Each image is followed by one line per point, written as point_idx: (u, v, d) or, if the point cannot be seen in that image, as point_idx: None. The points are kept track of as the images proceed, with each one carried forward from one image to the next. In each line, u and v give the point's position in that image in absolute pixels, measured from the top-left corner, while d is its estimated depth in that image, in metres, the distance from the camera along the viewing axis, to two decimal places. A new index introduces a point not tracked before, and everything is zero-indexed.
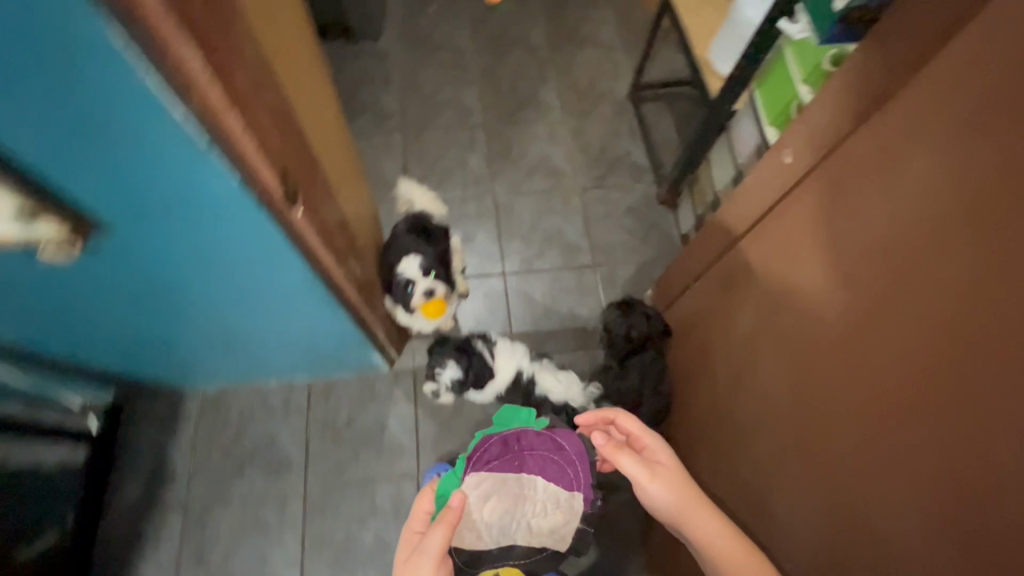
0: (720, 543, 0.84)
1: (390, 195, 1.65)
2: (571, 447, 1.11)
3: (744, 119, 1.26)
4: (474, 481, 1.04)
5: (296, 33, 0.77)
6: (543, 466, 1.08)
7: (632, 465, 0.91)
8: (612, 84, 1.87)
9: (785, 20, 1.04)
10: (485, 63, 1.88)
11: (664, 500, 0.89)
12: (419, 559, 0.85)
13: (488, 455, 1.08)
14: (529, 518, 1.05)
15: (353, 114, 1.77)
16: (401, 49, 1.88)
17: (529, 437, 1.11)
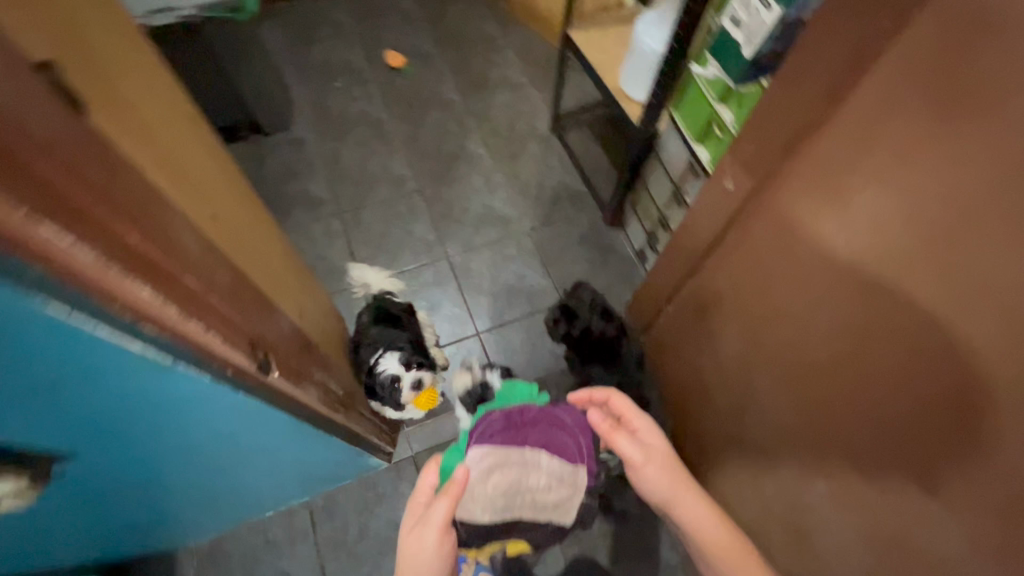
0: (706, 528, 0.78)
1: (344, 283, 1.60)
2: (574, 422, 1.00)
3: (670, 138, 1.30)
4: (475, 454, 0.93)
5: (219, 181, 0.74)
6: (547, 436, 0.97)
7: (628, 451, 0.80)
8: (532, 122, 1.91)
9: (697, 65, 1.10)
10: (404, 128, 1.88)
11: (660, 488, 0.79)
12: (423, 532, 0.82)
13: (491, 429, 0.98)
14: (533, 493, 0.94)
15: (284, 210, 1.71)
16: (316, 133, 1.85)
17: (533, 412, 1.00)
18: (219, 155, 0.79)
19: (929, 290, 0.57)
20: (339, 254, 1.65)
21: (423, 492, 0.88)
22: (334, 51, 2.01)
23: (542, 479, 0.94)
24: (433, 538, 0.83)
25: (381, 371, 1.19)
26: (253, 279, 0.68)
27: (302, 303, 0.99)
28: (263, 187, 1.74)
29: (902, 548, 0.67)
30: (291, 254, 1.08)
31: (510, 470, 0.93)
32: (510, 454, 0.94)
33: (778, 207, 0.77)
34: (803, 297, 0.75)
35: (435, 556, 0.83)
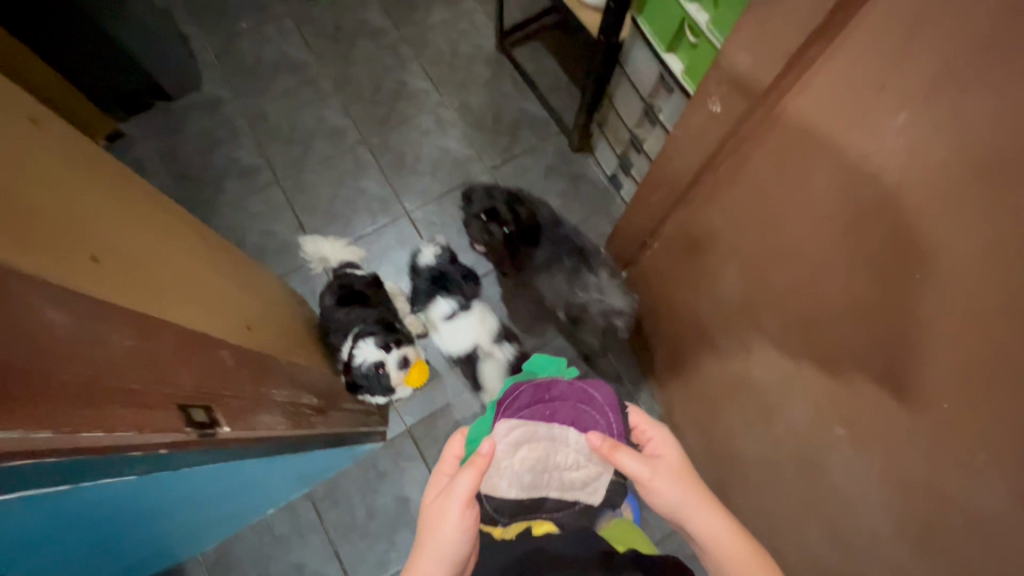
0: (725, 541, 0.71)
1: (299, 260, 1.45)
2: (605, 401, 0.91)
3: (636, 48, 1.14)
4: (499, 429, 0.87)
5: (100, 197, 0.59)
6: (574, 411, 0.90)
7: (632, 465, 0.76)
8: (476, 41, 1.68)
9: None
10: (333, 69, 1.63)
11: (672, 503, 0.74)
12: (446, 503, 0.74)
13: (519, 402, 0.93)
14: (561, 470, 0.85)
15: (214, 186, 1.51)
16: (233, 89, 1.60)
17: (562, 387, 0.93)
18: (87, 162, 0.63)
19: (967, 223, 0.49)
20: (288, 227, 1.48)
21: (448, 464, 0.83)
22: None
23: (567, 454, 0.85)
24: (455, 509, 0.74)
25: (360, 359, 1.08)
26: (177, 317, 0.56)
27: (252, 308, 0.87)
28: (184, 162, 1.52)
29: (926, 485, 0.64)
30: (228, 251, 0.94)
31: (533, 444, 0.86)
32: (535, 428, 0.87)
33: (783, 131, 0.66)
34: (815, 234, 0.67)
35: (457, 530, 0.73)
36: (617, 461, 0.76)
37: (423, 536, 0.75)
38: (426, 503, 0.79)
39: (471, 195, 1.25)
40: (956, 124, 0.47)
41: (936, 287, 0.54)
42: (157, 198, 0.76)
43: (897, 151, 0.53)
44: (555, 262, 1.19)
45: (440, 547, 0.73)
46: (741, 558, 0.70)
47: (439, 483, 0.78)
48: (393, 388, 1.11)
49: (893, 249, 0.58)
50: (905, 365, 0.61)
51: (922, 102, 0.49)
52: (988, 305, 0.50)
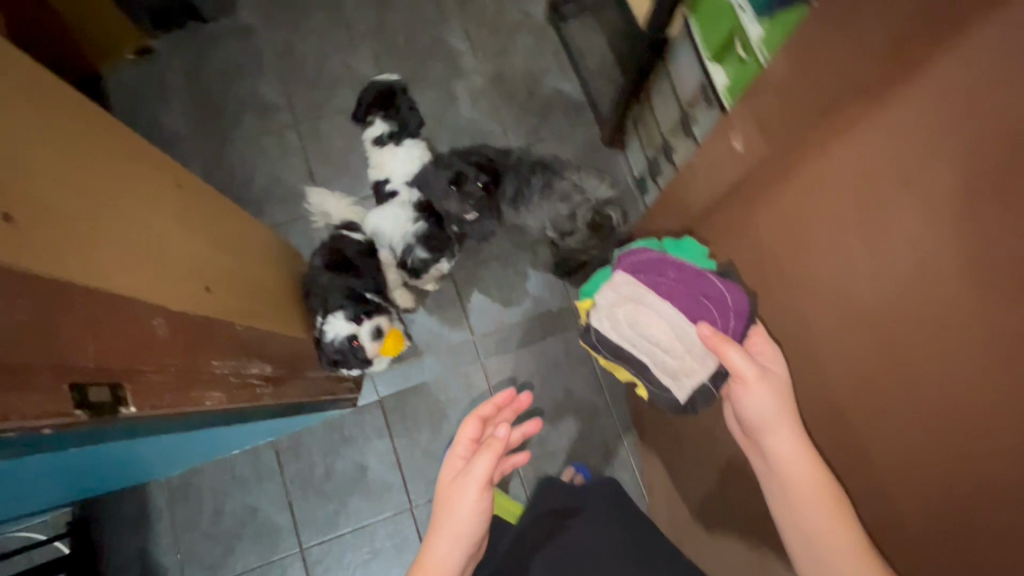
0: (799, 471, 0.63)
1: (302, 209, 1.42)
2: (733, 304, 0.72)
3: (683, 50, 1.03)
4: (612, 280, 0.79)
5: (46, 143, 0.56)
6: (694, 297, 0.74)
7: (740, 364, 0.66)
8: (526, 6, 1.56)
9: None
10: (369, 14, 1.54)
11: (761, 410, 0.65)
12: (462, 483, 0.76)
13: (642, 261, 0.80)
14: (655, 349, 0.75)
15: (232, 119, 1.47)
16: (265, 19, 1.53)
17: (690, 271, 0.76)
18: (49, 100, 0.60)
19: (963, 354, 0.42)
20: (297, 175, 1.44)
21: (463, 448, 0.82)
22: None
23: (667, 333, 0.74)
24: (473, 488, 0.76)
25: (330, 332, 1.07)
26: (105, 280, 0.54)
27: (222, 265, 0.84)
28: (207, 88, 1.48)
29: None
30: (211, 200, 0.92)
31: (637, 306, 0.76)
32: (646, 294, 0.76)
33: (800, 189, 0.58)
34: (811, 309, 0.60)
35: (472, 507, 0.76)
36: (722, 355, 0.67)
37: (442, 511, 0.78)
38: (441, 480, 0.82)
39: (428, 182, 1.23)
40: (976, 238, 0.40)
41: (922, 414, 0.47)
42: (128, 142, 0.73)
43: (907, 247, 0.46)
44: (525, 188, 1.24)
45: (458, 525, 0.76)
46: (811, 490, 0.62)
47: (455, 464, 0.80)
48: (369, 359, 1.09)
49: (885, 357, 0.51)
50: (875, 467, 0.56)
51: (949, 201, 0.41)
52: (961, 441, 0.44)
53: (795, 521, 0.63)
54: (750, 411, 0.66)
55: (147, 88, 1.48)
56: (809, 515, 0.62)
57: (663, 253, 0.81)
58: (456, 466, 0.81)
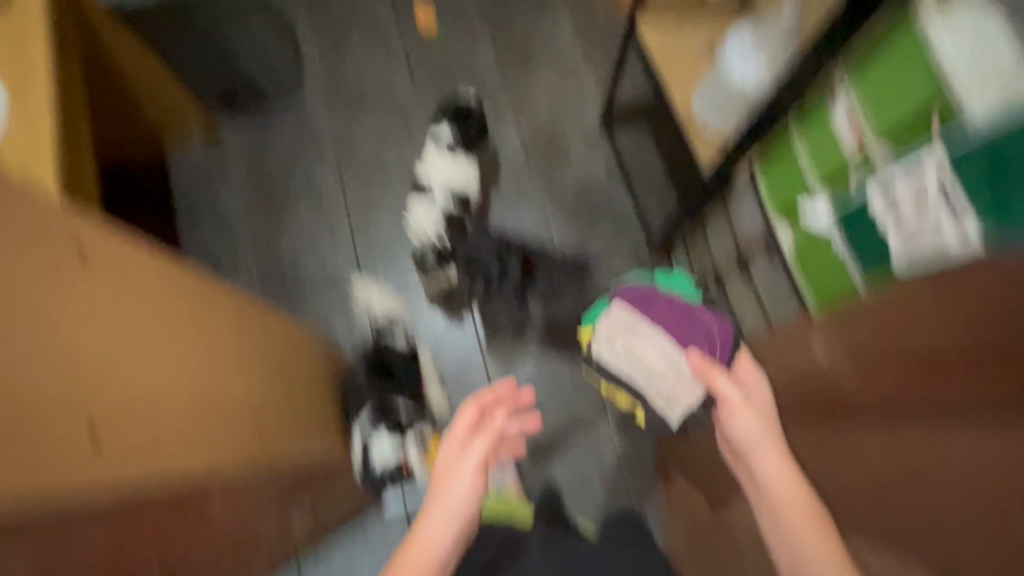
0: (784, 487, 0.68)
1: (346, 300, 1.43)
2: (717, 333, 0.91)
3: (744, 198, 1.02)
4: (614, 312, 1.00)
5: (122, 329, 0.55)
6: (684, 325, 0.93)
7: (727, 388, 0.79)
8: (580, 111, 1.59)
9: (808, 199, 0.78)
10: (428, 108, 1.59)
11: (748, 431, 0.74)
12: (458, 465, 0.83)
13: (637, 295, 0.99)
14: (653, 372, 0.93)
15: (287, 203, 1.50)
16: (328, 107, 1.58)
17: (678, 307, 0.96)
18: (132, 272, 0.60)
19: None
20: (344, 264, 1.46)
21: (458, 437, 0.89)
22: None
23: (660, 359, 0.92)
24: (472, 464, 0.84)
25: (374, 453, 1.09)
26: (178, 469, 0.56)
27: (277, 393, 0.86)
28: (266, 171, 1.52)
29: None
30: (261, 319, 0.94)
31: (633, 334, 0.96)
32: (643, 326, 0.95)
33: (868, 436, 0.56)
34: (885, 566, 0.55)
35: (467, 486, 0.81)
36: (712, 379, 0.81)
37: (436, 494, 0.82)
38: (442, 456, 0.88)
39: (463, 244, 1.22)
40: None
41: None
42: (197, 287, 0.74)
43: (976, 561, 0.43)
44: None
45: (451, 502, 0.80)
46: (799, 515, 0.66)
47: (452, 448, 0.87)
48: (412, 473, 1.12)
49: None
50: None
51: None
52: None
53: (783, 539, 0.67)
54: (739, 431, 0.75)
55: (208, 168, 1.52)
56: (799, 532, 0.65)
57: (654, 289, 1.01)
58: (455, 449, 0.88)
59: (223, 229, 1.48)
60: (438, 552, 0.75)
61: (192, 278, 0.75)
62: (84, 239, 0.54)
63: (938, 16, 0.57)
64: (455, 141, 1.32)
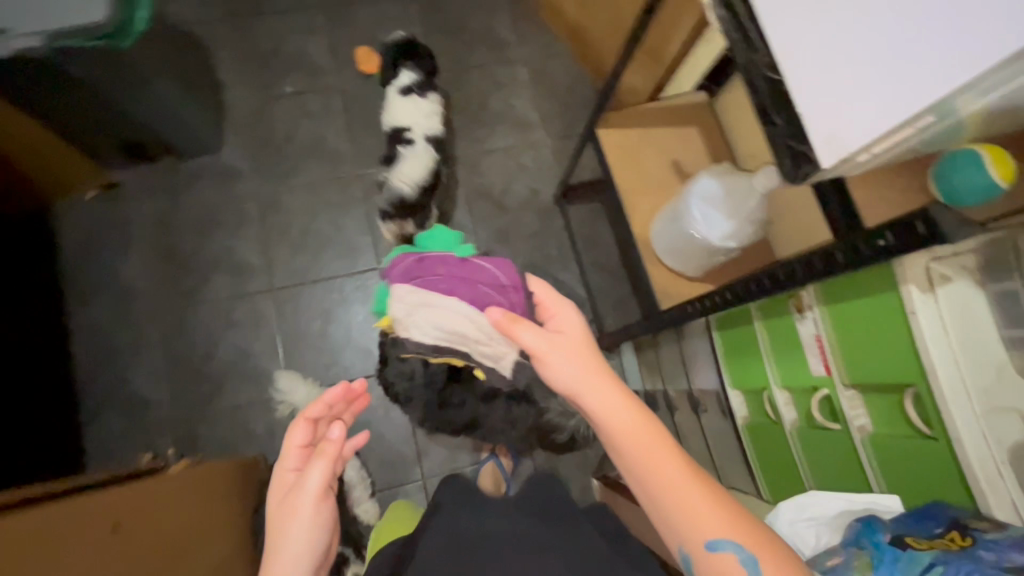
0: (629, 425, 0.59)
1: (266, 391, 1.28)
2: (503, 280, 0.90)
3: (699, 344, 0.97)
4: (398, 293, 0.93)
5: None
6: (471, 284, 0.91)
7: (532, 341, 0.62)
8: (534, 182, 1.49)
9: (779, 396, 0.73)
10: (368, 171, 1.43)
11: (568, 380, 0.61)
12: (297, 501, 0.63)
13: (410, 269, 0.93)
14: (462, 340, 0.90)
15: (199, 274, 1.32)
16: (253, 163, 1.39)
17: (454, 263, 0.94)
18: None
19: None
20: (266, 349, 1.31)
21: (288, 461, 0.67)
22: (291, 31, 1.47)
23: (464, 325, 0.90)
24: (306, 511, 0.63)
25: None
26: None
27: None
28: (175, 237, 1.33)
29: None
30: (152, 497, 0.79)
31: (432, 307, 0.90)
32: (435, 297, 0.90)
33: None
34: None
35: (306, 528, 0.63)
36: (513, 334, 0.63)
37: (268, 551, 0.63)
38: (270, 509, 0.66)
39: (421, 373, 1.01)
40: None
41: None
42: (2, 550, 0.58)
43: None
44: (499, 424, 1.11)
45: (290, 560, 0.62)
46: (637, 434, 0.58)
47: (284, 480, 0.66)
48: None
49: None
50: None
51: None
52: None
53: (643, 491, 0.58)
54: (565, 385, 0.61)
55: (104, 232, 1.31)
56: (657, 479, 0.57)
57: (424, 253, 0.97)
58: (287, 489, 0.66)
59: (120, 307, 1.28)
60: None
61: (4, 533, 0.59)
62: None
63: (925, 296, 0.51)
64: (419, 82, 1.26)
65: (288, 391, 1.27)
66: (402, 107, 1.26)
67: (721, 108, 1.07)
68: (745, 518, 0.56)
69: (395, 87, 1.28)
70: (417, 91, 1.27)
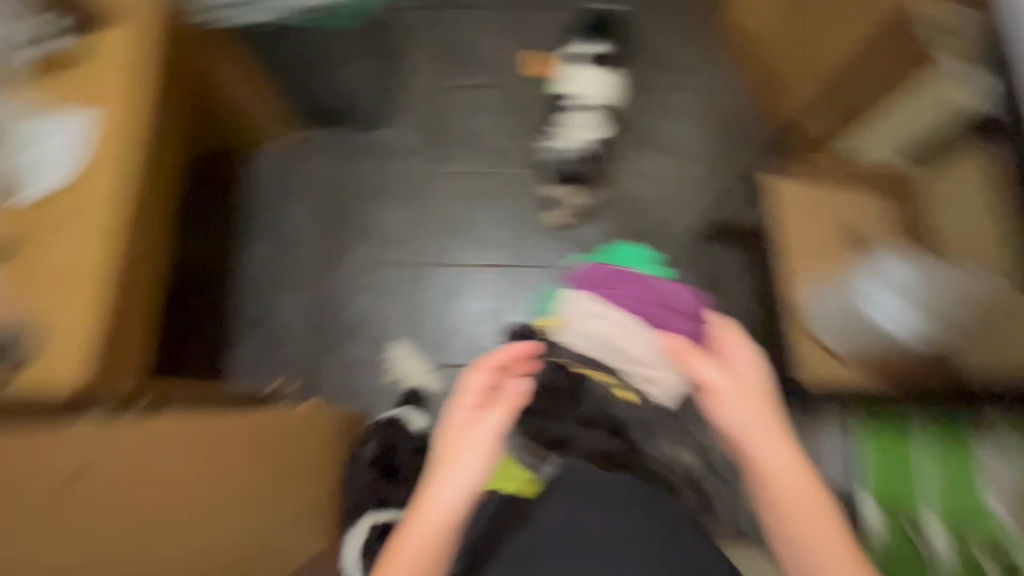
0: (792, 480, 0.67)
1: (380, 354, 1.38)
2: (692, 308, 0.84)
3: (830, 442, 1.18)
4: (574, 298, 0.87)
5: None
6: (656, 309, 0.84)
7: (711, 375, 0.72)
8: (676, 213, 1.44)
9: (924, 526, 1.04)
10: (516, 171, 1.48)
11: (745, 432, 0.69)
12: (474, 436, 0.68)
13: (595, 276, 0.88)
14: (629, 359, 0.85)
15: (349, 235, 1.45)
16: (419, 145, 1.50)
17: (643, 280, 0.86)
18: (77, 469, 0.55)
19: None
20: (389, 316, 1.41)
21: (470, 395, 0.71)
22: (477, 30, 1.55)
23: (631, 345, 0.84)
24: (484, 450, 0.67)
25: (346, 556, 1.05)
26: None
27: (230, 527, 0.79)
28: (339, 199, 1.47)
29: None
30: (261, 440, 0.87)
31: (600, 322, 0.85)
32: (610, 308, 0.85)
33: None
34: None
35: (476, 463, 0.67)
36: (691, 365, 0.74)
37: (433, 475, 0.67)
38: (443, 436, 0.70)
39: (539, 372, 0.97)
40: None
41: None
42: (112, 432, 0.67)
43: None
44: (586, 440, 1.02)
45: (449, 499, 0.65)
46: (796, 494, 0.66)
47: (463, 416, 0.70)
48: None
49: None
50: None
51: None
52: None
53: (774, 521, 0.67)
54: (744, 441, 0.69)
55: (283, 181, 1.48)
56: (806, 522, 0.65)
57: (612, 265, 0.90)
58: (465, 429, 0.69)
59: (280, 248, 1.45)
60: (445, 532, 0.65)
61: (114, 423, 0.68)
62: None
63: None
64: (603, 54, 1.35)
65: (399, 361, 1.37)
66: (584, 71, 1.35)
67: (925, 189, 1.08)
68: (858, 553, 0.65)
69: (579, 52, 1.38)
70: (601, 61, 1.38)
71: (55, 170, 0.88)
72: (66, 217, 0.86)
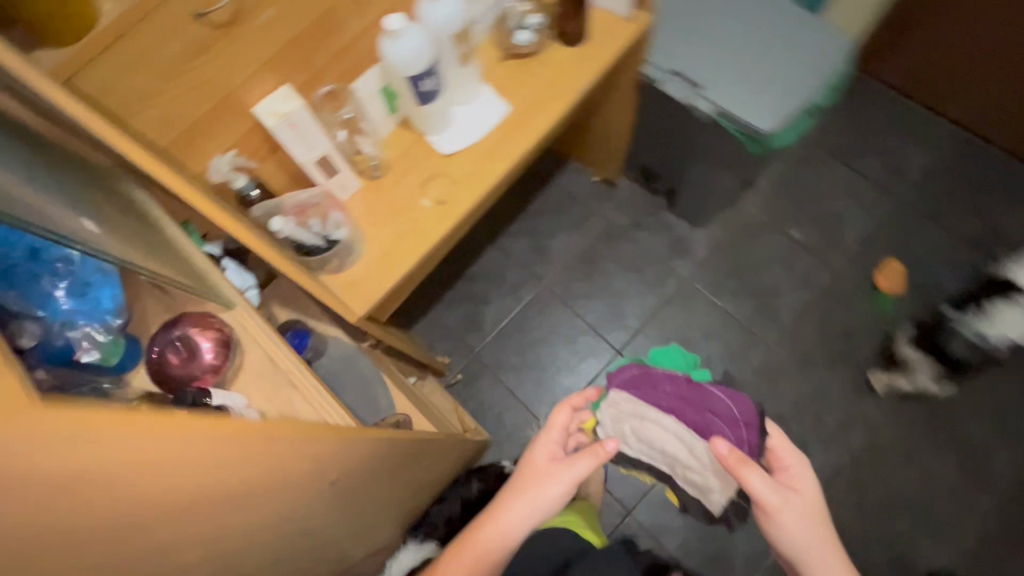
0: None
1: (541, 409, 1.34)
2: (738, 415, 0.86)
3: None
4: (614, 398, 0.92)
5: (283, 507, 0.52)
6: (698, 412, 0.88)
7: (766, 493, 0.62)
8: (923, 532, 1.17)
9: None
10: (786, 356, 1.30)
11: (792, 542, 0.62)
12: (559, 474, 0.69)
13: (623, 381, 0.94)
14: (683, 466, 0.89)
15: (593, 290, 1.41)
16: (713, 262, 1.39)
17: (682, 385, 0.92)
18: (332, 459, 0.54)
19: None
20: (572, 383, 1.35)
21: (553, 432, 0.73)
22: (849, 201, 1.39)
23: (676, 444, 0.89)
24: (562, 486, 0.69)
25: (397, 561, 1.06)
26: None
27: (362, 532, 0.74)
28: (608, 255, 1.43)
29: None
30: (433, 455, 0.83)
31: (644, 423, 0.90)
32: (647, 411, 0.90)
33: None
34: None
35: (553, 501, 0.69)
36: (742, 480, 0.63)
37: (508, 494, 0.70)
38: (525, 458, 0.73)
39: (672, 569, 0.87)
40: None
41: None
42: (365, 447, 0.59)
43: None
44: None
45: (519, 522, 0.68)
46: None
47: (547, 447, 0.72)
48: None
49: None
50: None
51: None
52: None
53: None
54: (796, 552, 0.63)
55: (574, 203, 1.47)
56: None
57: (647, 368, 0.96)
58: (551, 455, 0.72)
59: (532, 262, 1.44)
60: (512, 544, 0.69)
61: (375, 429, 0.61)
62: (195, 458, 0.38)
63: None
64: None
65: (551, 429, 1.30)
66: None
67: None
68: None
69: None
70: None
71: (457, 144, 0.84)
72: (424, 182, 0.83)
